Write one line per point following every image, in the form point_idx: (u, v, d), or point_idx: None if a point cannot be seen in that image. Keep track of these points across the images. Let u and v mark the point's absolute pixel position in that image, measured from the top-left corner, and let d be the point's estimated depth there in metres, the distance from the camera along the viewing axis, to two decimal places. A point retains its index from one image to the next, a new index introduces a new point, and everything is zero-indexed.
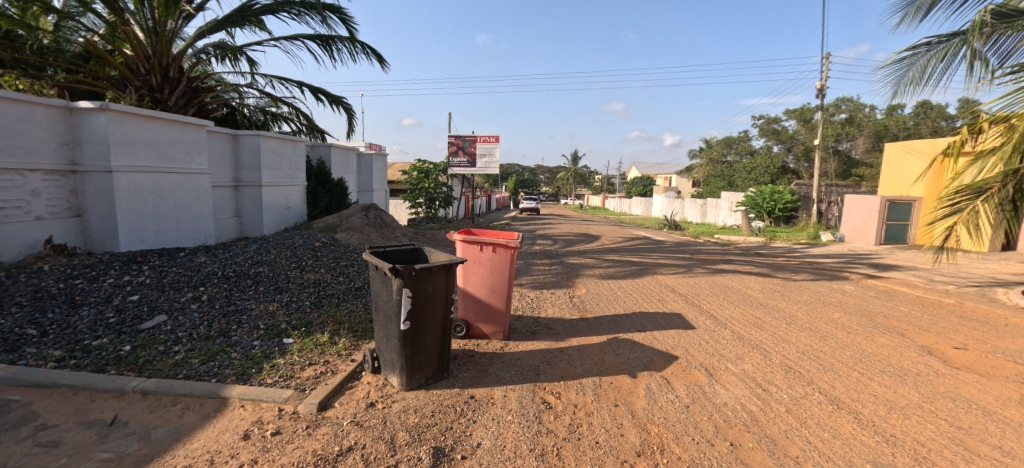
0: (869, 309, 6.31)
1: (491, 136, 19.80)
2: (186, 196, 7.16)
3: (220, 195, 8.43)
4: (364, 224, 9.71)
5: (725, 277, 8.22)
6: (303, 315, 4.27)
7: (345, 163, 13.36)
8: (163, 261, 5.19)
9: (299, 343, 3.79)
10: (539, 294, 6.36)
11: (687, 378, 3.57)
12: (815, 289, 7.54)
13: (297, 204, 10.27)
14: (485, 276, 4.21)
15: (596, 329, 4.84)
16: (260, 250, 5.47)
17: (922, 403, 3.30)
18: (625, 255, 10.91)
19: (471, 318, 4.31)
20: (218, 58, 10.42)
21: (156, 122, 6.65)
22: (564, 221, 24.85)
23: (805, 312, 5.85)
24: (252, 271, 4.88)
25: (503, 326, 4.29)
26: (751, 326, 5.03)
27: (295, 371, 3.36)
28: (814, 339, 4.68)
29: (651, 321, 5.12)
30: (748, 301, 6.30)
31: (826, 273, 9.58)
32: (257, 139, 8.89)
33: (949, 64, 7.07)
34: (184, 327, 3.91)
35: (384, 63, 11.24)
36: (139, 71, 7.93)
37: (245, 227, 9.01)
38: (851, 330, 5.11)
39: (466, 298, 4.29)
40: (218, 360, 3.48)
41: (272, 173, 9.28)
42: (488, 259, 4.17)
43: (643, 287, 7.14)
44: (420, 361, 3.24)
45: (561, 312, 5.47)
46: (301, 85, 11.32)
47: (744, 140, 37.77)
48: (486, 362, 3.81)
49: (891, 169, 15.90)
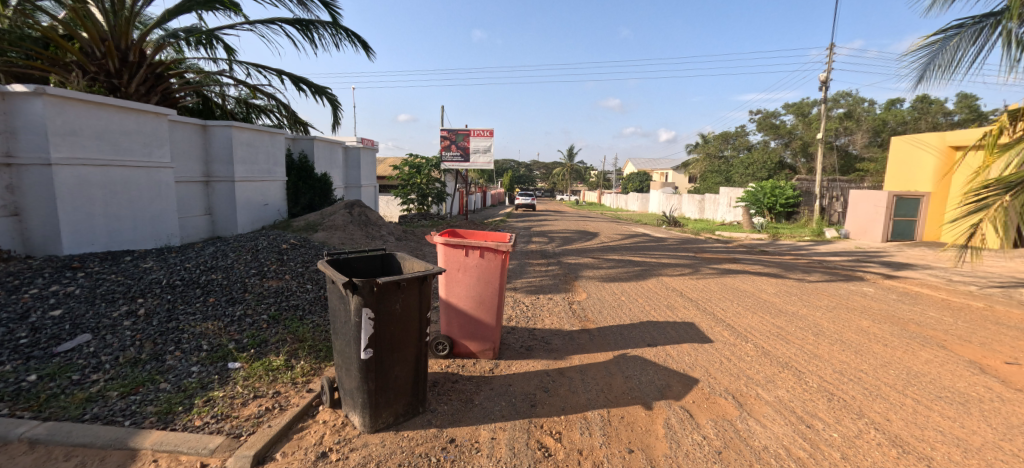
0: (898, 315, 5.73)
1: (486, 130, 19.09)
2: (145, 192, 6.48)
3: (189, 191, 7.77)
4: (347, 222, 9.06)
5: (736, 279, 7.62)
6: (257, 332, 3.63)
7: (330, 158, 12.64)
8: (103, 267, 4.51)
9: (246, 368, 3.16)
10: (535, 301, 5.72)
11: (713, 411, 2.96)
12: (834, 292, 6.97)
13: (275, 201, 9.59)
14: (472, 286, 3.58)
15: (600, 344, 4.21)
16: (217, 254, 4.79)
17: (1000, 442, 2.71)
18: (626, 254, 10.29)
19: (456, 335, 3.67)
20: (189, 44, 9.71)
21: (107, 109, 5.96)
22: (562, 218, 22.45)
23: (831, 319, 5.27)
24: (204, 279, 4.22)
25: (493, 343, 3.67)
26: (776, 339, 4.42)
27: (232, 408, 2.72)
28: (849, 354, 4.10)
29: (661, 333, 4.50)
30: (766, 307, 5.70)
31: (840, 274, 9.01)
32: (229, 130, 8.18)
33: (982, 48, 6.50)
34: (110, 350, 3.26)
35: (369, 51, 10.59)
36: (95, 54, 7.18)
37: (217, 226, 8.34)
38: (888, 343, 4.52)
39: (450, 311, 3.65)
40: (141, 394, 2.84)
41: (246, 167, 8.59)
42: (475, 266, 3.53)
43: (648, 290, 6.53)
44: (386, 396, 2.61)
45: (559, 322, 4.84)
46: (282, 74, 10.65)
47: (741, 135, 37.22)
48: (472, 390, 3.18)
49: (899, 164, 15.37)
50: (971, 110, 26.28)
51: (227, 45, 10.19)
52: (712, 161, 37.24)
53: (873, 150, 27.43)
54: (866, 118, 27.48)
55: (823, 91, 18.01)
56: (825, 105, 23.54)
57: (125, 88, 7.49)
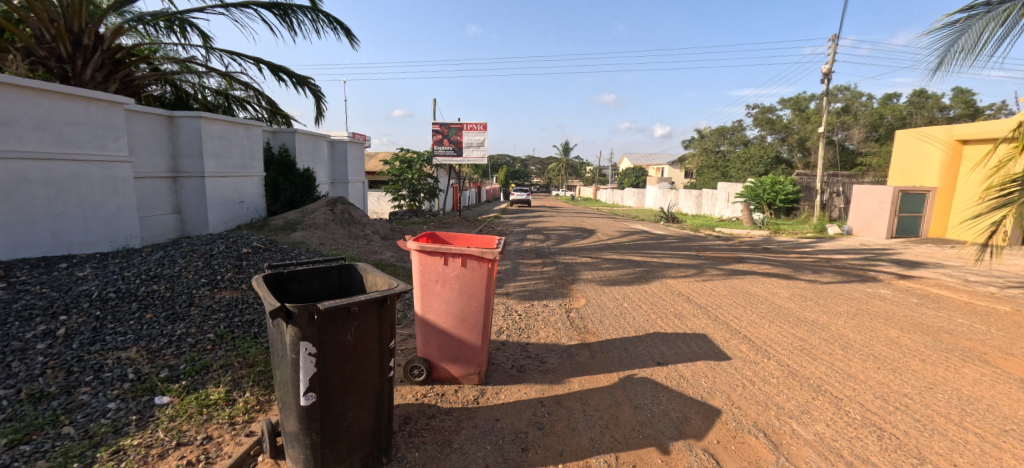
0: (926, 323, 5.22)
1: (479, 123, 18.42)
2: (98, 188, 5.87)
3: (154, 187, 7.15)
4: (328, 221, 8.48)
5: (744, 280, 7.09)
6: (198, 356, 3.07)
7: (314, 152, 12.00)
8: (29, 277, 3.87)
9: (176, 405, 2.61)
10: (528, 309, 5.16)
11: (743, 456, 2.42)
12: (851, 295, 6.47)
13: (251, 198, 8.96)
14: (453, 301, 3.01)
15: (602, 363, 3.65)
16: (164, 260, 4.18)
17: None
18: (625, 253, 9.75)
19: (435, 357, 3.11)
20: (158, 29, 9.03)
21: (48, 95, 5.34)
22: (558, 216, 21.40)
23: (856, 329, 4.74)
24: (144, 291, 3.63)
25: (478, 366, 3.11)
26: (801, 354, 3.90)
27: (144, 464, 2.15)
28: (887, 374, 3.59)
29: (670, 348, 3.97)
30: (783, 314, 5.18)
31: (850, 274, 8.51)
32: (197, 121, 7.56)
33: (1012, 29, 5.87)
34: (10, 380, 2.65)
35: (353, 38, 9.95)
36: (44, 37, 6.51)
37: (187, 226, 7.74)
38: (925, 358, 4.00)
39: (427, 330, 3.09)
40: (34, 443, 2.26)
41: (218, 161, 7.96)
42: (456, 277, 2.96)
43: (652, 295, 6.00)
44: (335, 449, 2.04)
45: (556, 335, 4.28)
46: (260, 63, 10.00)
47: (739, 130, 35.81)
48: (451, 428, 2.63)
49: (904, 158, 14.90)
50: (966, 105, 25.88)
51: (202, 31, 9.54)
52: (707, 156, 36.59)
53: (871, 144, 26.88)
54: (863, 112, 26.84)
55: (824, 83, 17.51)
56: (824, 97, 23.04)
57: (79, 74, 6.83)
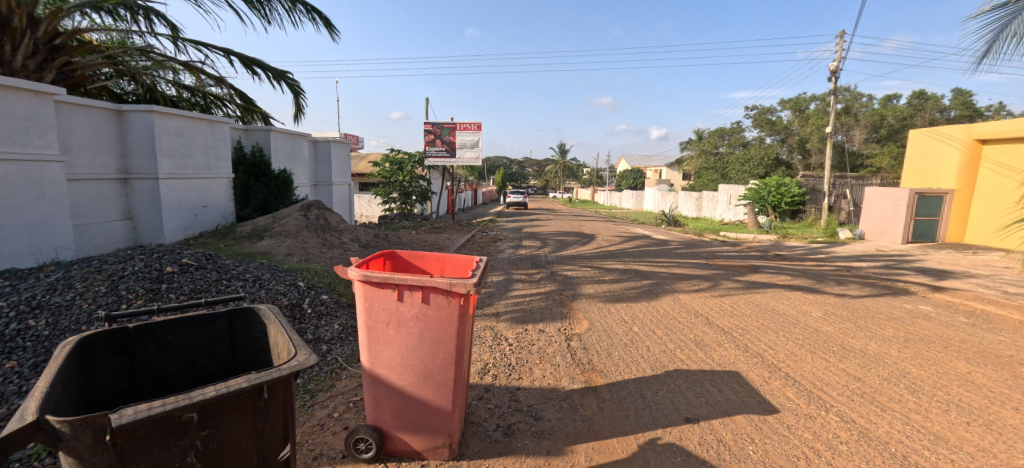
0: (989, 350, 4.41)
1: (473, 123, 17.50)
2: (19, 192, 5.03)
3: (97, 190, 6.30)
4: (300, 228, 7.63)
5: (767, 296, 6.26)
6: None
7: (293, 152, 11.13)
8: None
9: None
10: (521, 336, 4.30)
11: None
12: (888, 313, 5.66)
13: (216, 202, 8.10)
14: (412, 350, 2.16)
15: (614, 419, 2.82)
16: (58, 284, 3.29)
17: None
18: (630, 263, 8.88)
19: (389, 425, 2.27)
20: (116, 17, 8.18)
21: None
22: (556, 219, 20.52)
23: (917, 363, 3.90)
24: (13, 329, 2.75)
25: (447, 436, 2.28)
26: (866, 403, 3.08)
27: None
28: (983, 434, 2.75)
29: (697, 394, 3.15)
30: (824, 342, 4.33)
31: (878, 286, 7.67)
32: (149, 116, 6.67)
33: None
34: None
35: (333, 30, 9.11)
36: None
37: (140, 234, 6.91)
38: (1018, 406, 3.16)
39: (377, 389, 2.24)
40: None
41: (177, 161, 7.11)
42: (415, 318, 2.13)
43: (666, 315, 5.17)
44: None
45: (553, 376, 3.44)
46: (231, 54, 9.13)
47: (736, 131, 35.45)
48: None
49: (920, 159, 14.13)
50: (967, 106, 25.19)
51: (170, 21, 8.71)
52: (706, 157, 35.76)
53: (873, 146, 26.10)
54: (864, 113, 26.14)
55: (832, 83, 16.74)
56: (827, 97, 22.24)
57: (9, 61, 5.99)
